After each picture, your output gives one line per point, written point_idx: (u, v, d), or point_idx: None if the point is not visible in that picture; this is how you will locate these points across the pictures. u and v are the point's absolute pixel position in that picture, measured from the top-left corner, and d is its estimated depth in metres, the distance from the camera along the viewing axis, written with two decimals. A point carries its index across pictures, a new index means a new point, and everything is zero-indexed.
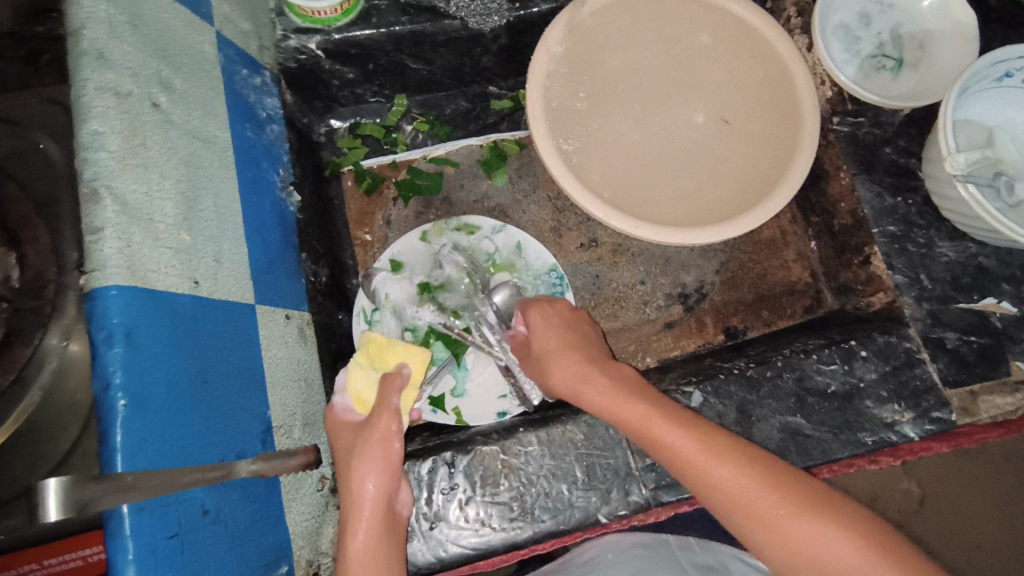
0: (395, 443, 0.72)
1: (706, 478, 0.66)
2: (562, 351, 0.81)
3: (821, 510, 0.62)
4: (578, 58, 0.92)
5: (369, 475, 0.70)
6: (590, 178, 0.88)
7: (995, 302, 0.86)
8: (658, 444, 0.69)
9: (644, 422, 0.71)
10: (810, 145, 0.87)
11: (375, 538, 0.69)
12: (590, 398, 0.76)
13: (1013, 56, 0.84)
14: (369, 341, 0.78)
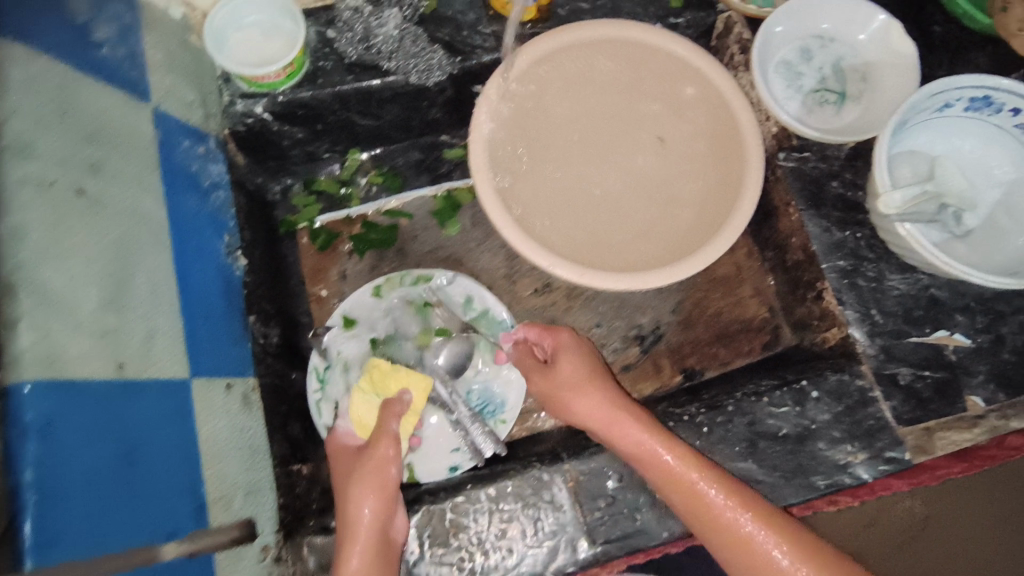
0: (392, 467, 0.78)
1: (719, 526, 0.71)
2: (583, 380, 0.82)
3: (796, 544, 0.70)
4: (522, 110, 0.92)
5: (366, 500, 0.75)
6: (537, 231, 0.88)
7: (948, 334, 0.85)
8: (673, 486, 0.73)
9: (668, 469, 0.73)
10: (754, 186, 0.87)
11: (369, 562, 0.71)
12: (617, 432, 0.77)
13: (952, 87, 0.83)
14: (374, 369, 0.87)
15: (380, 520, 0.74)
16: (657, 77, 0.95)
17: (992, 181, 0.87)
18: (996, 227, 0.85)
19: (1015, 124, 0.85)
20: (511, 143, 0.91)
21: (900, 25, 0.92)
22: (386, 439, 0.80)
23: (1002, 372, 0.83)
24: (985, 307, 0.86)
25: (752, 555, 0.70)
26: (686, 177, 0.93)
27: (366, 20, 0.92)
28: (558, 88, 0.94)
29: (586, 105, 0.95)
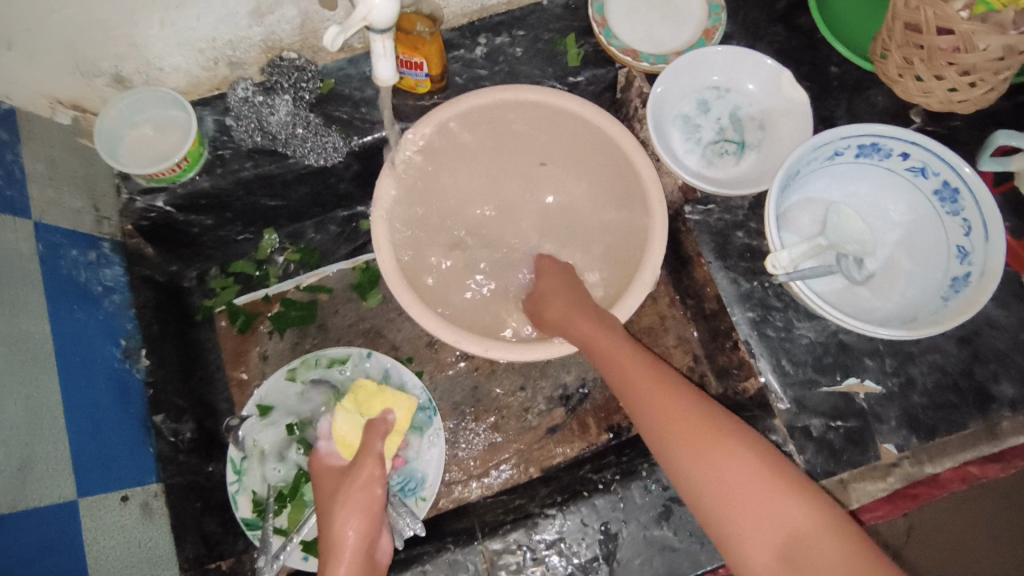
0: (379, 487, 0.78)
1: (647, 399, 0.71)
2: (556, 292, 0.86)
3: (724, 421, 0.67)
4: (420, 187, 0.92)
5: (352, 520, 0.74)
6: (449, 308, 0.90)
7: (858, 381, 0.85)
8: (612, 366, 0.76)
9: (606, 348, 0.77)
10: (658, 249, 0.84)
11: None
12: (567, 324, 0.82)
13: (836, 138, 0.83)
14: (359, 389, 0.88)
15: (368, 538, 0.74)
16: (556, 133, 0.93)
17: (890, 223, 0.88)
18: (895, 268, 0.86)
19: (907, 167, 0.85)
20: (413, 221, 0.91)
21: (790, 73, 0.93)
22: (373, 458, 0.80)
23: (913, 416, 0.83)
24: (894, 349, 0.86)
25: (681, 435, 0.67)
26: (592, 233, 0.96)
27: (258, 109, 0.92)
28: (457, 158, 0.94)
29: (488, 168, 0.97)
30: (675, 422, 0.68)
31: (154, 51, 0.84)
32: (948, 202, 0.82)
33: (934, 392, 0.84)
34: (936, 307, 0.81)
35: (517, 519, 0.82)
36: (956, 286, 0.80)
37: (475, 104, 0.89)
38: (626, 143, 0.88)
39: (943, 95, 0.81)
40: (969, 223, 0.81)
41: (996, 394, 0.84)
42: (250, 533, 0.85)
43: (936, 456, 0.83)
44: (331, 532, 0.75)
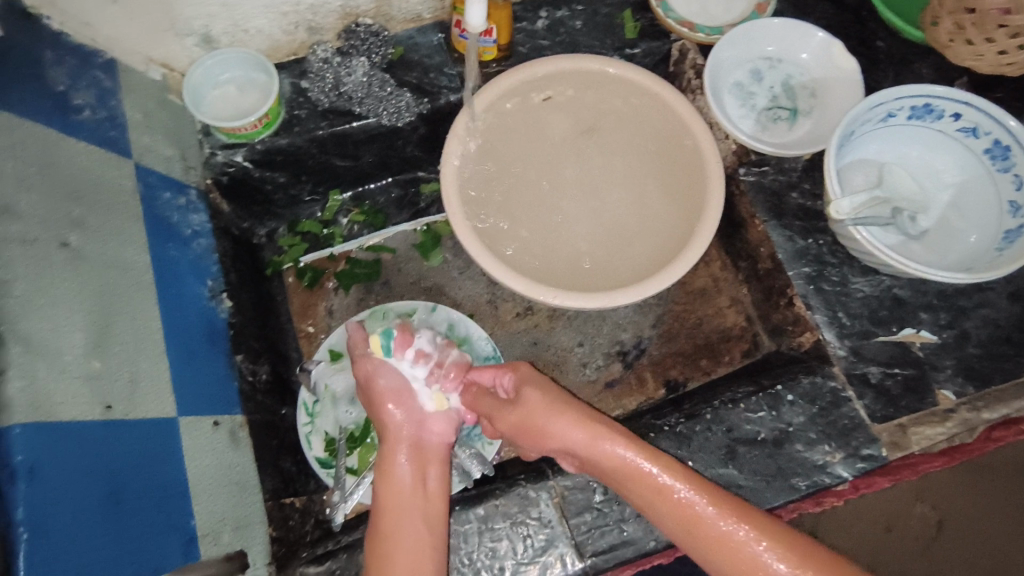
0: (381, 379, 0.80)
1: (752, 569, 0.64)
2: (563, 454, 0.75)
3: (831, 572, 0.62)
4: (488, 145, 0.95)
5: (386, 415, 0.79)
6: (514, 263, 0.93)
7: (914, 331, 0.87)
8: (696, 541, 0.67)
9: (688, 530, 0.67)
10: (718, 200, 0.88)
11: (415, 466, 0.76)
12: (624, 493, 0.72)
13: (890, 98, 0.88)
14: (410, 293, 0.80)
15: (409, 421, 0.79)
16: (624, 107, 0.98)
17: (943, 183, 0.91)
18: (948, 226, 0.89)
19: (958, 128, 0.89)
20: (481, 176, 0.95)
21: (841, 43, 0.98)
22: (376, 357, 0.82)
23: (969, 365, 0.86)
24: (948, 303, 0.88)
25: None
26: (646, 199, 0.97)
27: (336, 69, 0.97)
28: (526, 121, 0.98)
29: (554, 135, 0.99)
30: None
31: (242, 13, 0.89)
32: (999, 159, 0.86)
33: (988, 344, 0.87)
34: (991, 257, 0.84)
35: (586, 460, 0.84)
36: (1010, 237, 0.84)
37: (550, 72, 0.95)
38: (683, 108, 0.93)
39: (994, 58, 0.85)
40: (1021, 178, 0.84)
41: None
42: (323, 472, 0.88)
43: (992, 403, 0.85)
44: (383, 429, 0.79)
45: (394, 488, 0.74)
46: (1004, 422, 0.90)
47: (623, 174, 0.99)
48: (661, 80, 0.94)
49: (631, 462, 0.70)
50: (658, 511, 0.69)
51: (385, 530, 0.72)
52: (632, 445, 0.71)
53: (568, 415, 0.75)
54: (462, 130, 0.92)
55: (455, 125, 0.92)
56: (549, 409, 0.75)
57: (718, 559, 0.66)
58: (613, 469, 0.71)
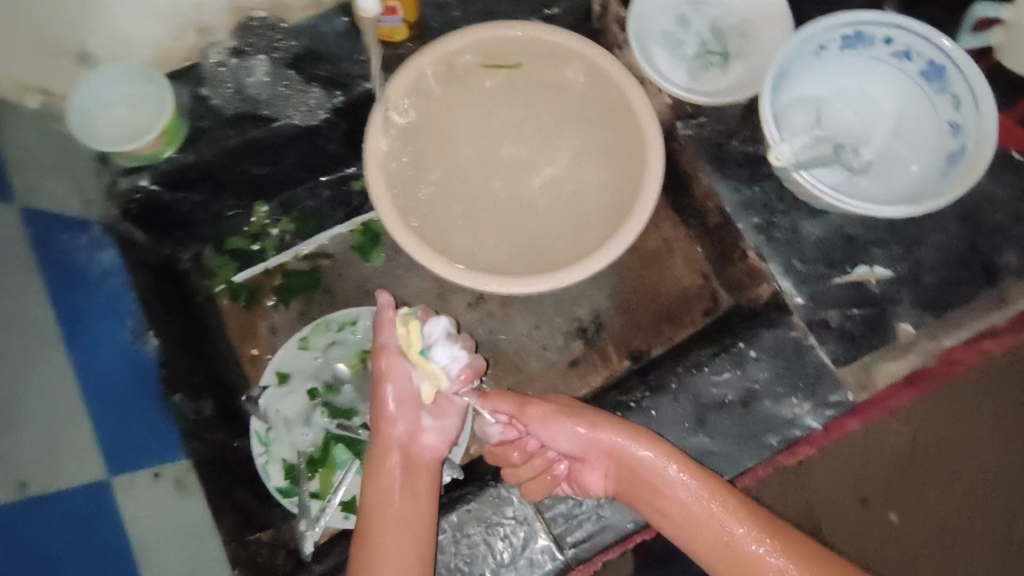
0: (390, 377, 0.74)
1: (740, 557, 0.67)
2: (596, 452, 0.74)
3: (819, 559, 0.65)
4: (414, 131, 0.89)
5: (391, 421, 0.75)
6: (462, 255, 0.89)
7: (868, 269, 0.86)
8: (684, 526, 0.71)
9: (687, 517, 0.70)
10: (657, 158, 0.85)
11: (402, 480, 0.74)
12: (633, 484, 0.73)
13: (820, 30, 0.84)
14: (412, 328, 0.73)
15: (407, 432, 0.75)
16: (553, 73, 0.91)
17: (884, 112, 0.88)
18: (894, 155, 0.87)
19: (892, 53, 0.85)
20: (411, 167, 0.89)
21: None
22: (393, 357, 0.74)
23: (925, 296, 0.84)
24: (899, 235, 0.87)
25: None
26: (587, 166, 0.92)
27: (235, 72, 0.89)
28: (451, 103, 0.91)
29: (483, 112, 0.93)
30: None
31: (118, 23, 0.81)
32: (935, 81, 0.84)
33: (942, 271, 0.85)
34: (936, 182, 0.82)
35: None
36: (953, 161, 0.81)
37: (469, 47, 0.89)
38: (613, 65, 0.88)
39: None
40: (958, 98, 0.82)
41: (1001, 264, 0.85)
42: (285, 501, 0.84)
43: (950, 329, 0.84)
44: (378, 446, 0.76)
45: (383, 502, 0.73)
46: (965, 344, 0.90)
47: (562, 142, 0.93)
48: (585, 40, 0.88)
49: (671, 474, 0.71)
50: (682, 520, 0.71)
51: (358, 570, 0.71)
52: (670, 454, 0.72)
53: (601, 423, 0.74)
54: (384, 118, 0.86)
55: (375, 117, 0.86)
56: (574, 412, 0.75)
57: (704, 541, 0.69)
58: (648, 474, 0.72)
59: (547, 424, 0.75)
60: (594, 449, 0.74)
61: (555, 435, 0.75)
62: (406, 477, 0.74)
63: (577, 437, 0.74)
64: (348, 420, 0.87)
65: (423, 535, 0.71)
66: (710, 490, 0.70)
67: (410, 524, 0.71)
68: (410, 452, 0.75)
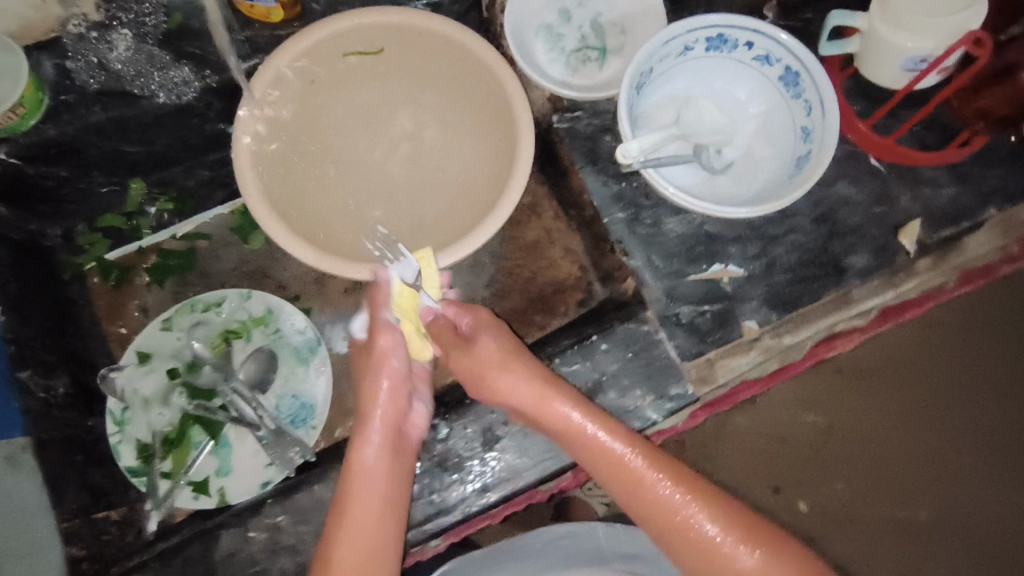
0: (393, 356, 0.79)
1: (678, 520, 0.69)
2: (530, 404, 0.76)
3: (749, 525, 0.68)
4: (286, 115, 0.88)
5: (379, 387, 0.78)
6: (327, 242, 0.87)
7: (722, 267, 0.88)
8: (632, 490, 0.72)
9: (625, 475, 0.72)
10: (527, 151, 0.83)
11: (387, 457, 0.76)
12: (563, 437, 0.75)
13: (683, 31, 0.84)
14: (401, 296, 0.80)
15: (396, 411, 0.78)
16: (430, 63, 0.90)
17: (748, 114, 0.90)
18: (754, 157, 0.89)
19: (754, 57, 0.87)
20: (282, 151, 0.88)
21: None
22: (385, 330, 0.80)
23: (776, 294, 0.87)
24: (756, 234, 0.89)
25: (706, 550, 0.67)
26: (464, 157, 0.93)
27: (94, 46, 0.86)
28: (325, 87, 0.90)
29: (361, 98, 0.93)
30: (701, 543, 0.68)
31: None
32: (792, 87, 0.85)
33: (798, 268, 0.87)
34: (784, 185, 0.84)
35: (461, 406, 0.85)
36: (801, 164, 0.84)
37: (343, 30, 0.86)
38: (489, 56, 0.86)
39: None
40: (811, 104, 0.84)
41: (848, 266, 0.87)
42: (135, 480, 0.84)
43: (795, 328, 0.87)
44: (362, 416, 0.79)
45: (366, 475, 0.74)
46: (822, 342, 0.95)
47: (442, 130, 0.94)
48: (463, 28, 0.86)
49: (564, 414, 0.74)
50: (630, 494, 0.72)
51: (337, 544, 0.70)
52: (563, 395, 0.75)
53: (506, 364, 0.77)
54: (251, 103, 0.84)
55: (242, 104, 0.84)
56: (494, 345, 0.78)
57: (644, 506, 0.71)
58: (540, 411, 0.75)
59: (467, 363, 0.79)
60: (526, 405, 0.76)
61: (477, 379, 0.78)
62: (395, 453, 0.77)
63: (526, 391, 0.75)
64: (206, 400, 0.88)
65: (399, 513, 0.74)
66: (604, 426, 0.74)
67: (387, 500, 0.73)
68: (400, 430, 0.78)
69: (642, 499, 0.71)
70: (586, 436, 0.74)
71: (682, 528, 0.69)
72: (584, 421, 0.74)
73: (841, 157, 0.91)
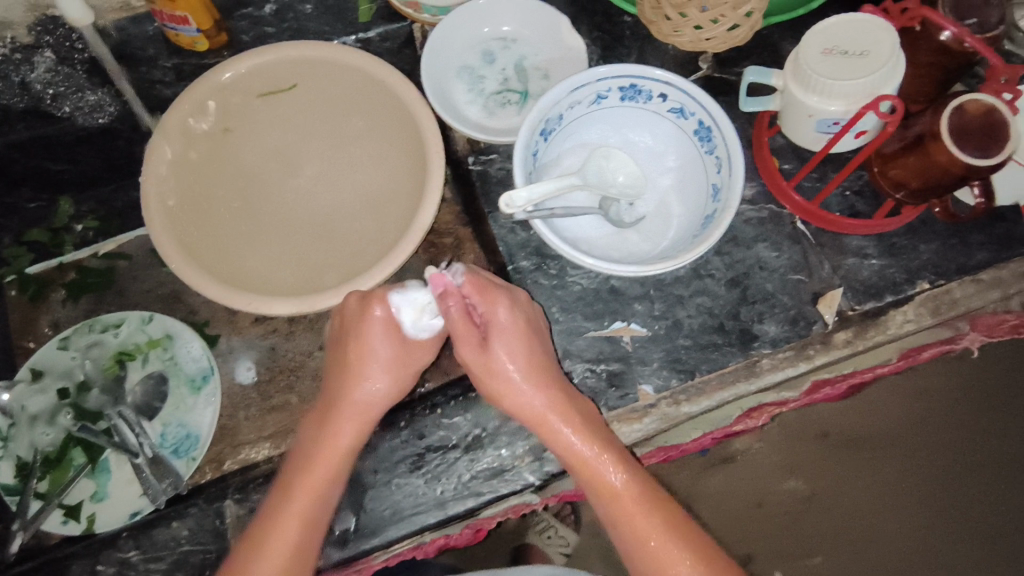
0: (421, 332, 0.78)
1: (627, 519, 0.73)
2: (543, 393, 0.74)
3: (679, 530, 0.73)
4: (204, 142, 0.88)
5: (378, 371, 0.77)
6: (235, 268, 0.85)
7: (624, 325, 0.84)
8: (593, 482, 0.74)
9: (594, 471, 0.73)
10: (434, 188, 0.81)
11: (357, 431, 0.76)
12: (549, 430, 0.74)
13: (597, 79, 0.80)
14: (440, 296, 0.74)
15: (386, 391, 0.77)
16: (351, 95, 0.91)
17: (664, 167, 0.87)
18: (666, 210, 0.86)
19: (669, 109, 0.83)
20: (198, 177, 0.87)
21: (568, 20, 0.93)
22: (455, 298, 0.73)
23: (675, 357, 0.82)
24: (663, 293, 0.85)
25: (646, 543, 0.72)
26: (380, 189, 0.91)
27: (11, 66, 0.86)
28: (245, 116, 0.91)
29: (282, 128, 0.93)
30: (645, 537, 0.72)
31: None
32: (705, 142, 0.81)
33: (698, 333, 0.83)
34: (690, 240, 0.80)
35: None
36: (708, 221, 0.79)
37: (269, 60, 0.88)
38: (409, 92, 0.85)
39: (692, 33, 0.79)
40: (721, 161, 0.80)
41: (758, 333, 0.83)
42: (7, 498, 0.83)
43: (693, 396, 0.82)
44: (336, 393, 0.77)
45: (335, 439, 0.75)
46: (741, 413, 0.88)
47: (359, 163, 0.93)
48: (383, 63, 0.86)
49: (568, 435, 0.73)
50: (590, 485, 0.74)
51: (280, 519, 0.71)
52: (575, 421, 0.74)
53: (535, 381, 0.74)
54: (170, 130, 0.84)
55: (162, 135, 0.83)
56: (517, 355, 0.74)
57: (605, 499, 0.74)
58: (548, 434, 0.74)
59: (492, 366, 0.74)
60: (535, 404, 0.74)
61: (492, 386, 0.75)
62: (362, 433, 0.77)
63: (537, 394, 0.74)
64: (93, 422, 0.88)
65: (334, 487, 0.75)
66: (609, 460, 0.73)
67: (329, 478, 0.74)
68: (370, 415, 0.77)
69: (626, 532, 0.73)
70: (567, 435, 0.73)
71: (630, 523, 0.73)
72: (590, 452, 0.73)
73: (764, 219, 0.87)
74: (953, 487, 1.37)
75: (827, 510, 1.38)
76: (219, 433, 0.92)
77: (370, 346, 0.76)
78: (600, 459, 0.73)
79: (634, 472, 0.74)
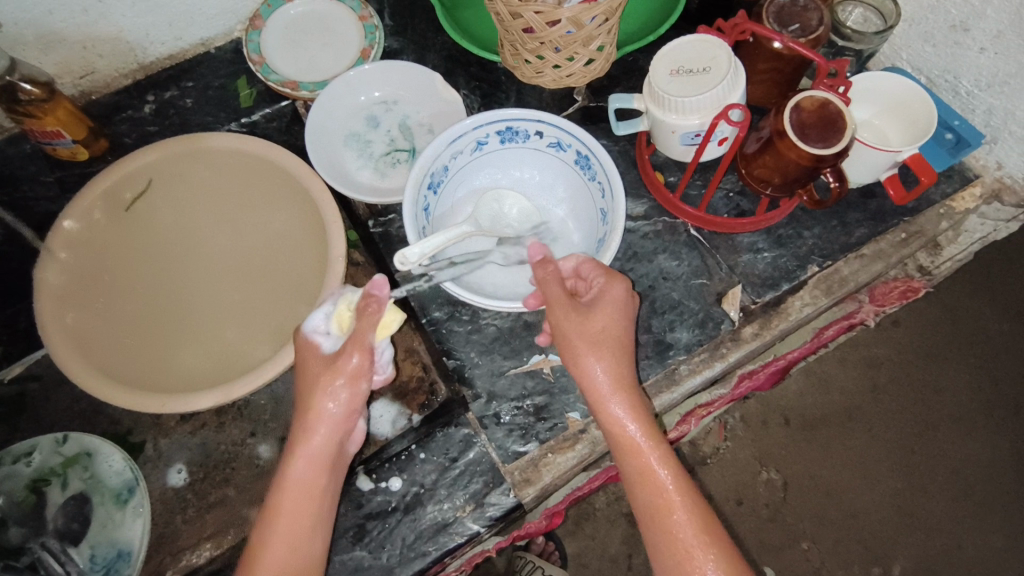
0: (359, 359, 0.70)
1: (664, 512, 0.67)
2: (613, 362, 0.70)
3: (714, 533, 0.66)
4: (99, 250, 0.87)
5: (332, 409, 0.70)
6: (149, 370, 0.83)
7: (542, 356, 0.85)
8: (637, 466, 0.69)
9: (640, 453, 0.69)
10: (335, 255, 0.81)
11: (320, 476, 0.71)
12: (605, 405, 0.70)
13: (472, 128, 0.84)
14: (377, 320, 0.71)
15: (341, 424, 0.72)
16: (245, 176, 0.91)
17: (557, 198, 0.90)
18: (565, 239, 0.89)
19: (547, 144, 0.87)
20: (97, 286, 0.86)
21: (441, 75, 0.97)
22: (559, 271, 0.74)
23: None
24: None
25: (671, 539, 0.66)
26: (290, 262, 0.91)
27: None
28: (146, 218, 0.92)
29: (185, 222, 0.95)
30: (677, 532, 0.66)
31: None
32: (585, 169, 0.85)
33: None
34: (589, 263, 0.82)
35: None
36: (601, 244, 0.82)
37: (152, 160, 0.88)
38: (299, 169, 0.86)
39: (553, 73, 0.85)
40: (603, 185, 0.83)
41: (672, 341, 0.86)
42: None
43: None
44: (305, 412, 0.71)
45: (289, 486, 0.70)
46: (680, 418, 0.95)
47: (265, 241, 0.94)
48: (266, 142, 0.87)
49: (623, 411, 0.69)
50: (630, 469, 0.69)
51: (261, 545, 0.68)
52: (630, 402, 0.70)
53: (608, 356, 0.70)
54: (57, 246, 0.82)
55: (47, 252, 0.82)
56: (608, 320, 0.71)
57: (644, 485, 0.68)
58: (601, 409, 0.70)
59: (574, 333, 0.71)
60: (600, 380, 0.70)
61: (569, 353, 0.71)
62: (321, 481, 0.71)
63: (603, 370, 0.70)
64: (14, 560, 0.83)
65: (309, 545, 0.69)
66: (656, 450, 0.69)
67: (292, 542, 0.68)
68: (336, 450, 0.72)
69: (661, 530, 0.67)
70: (615, 410, 0.70)
71: (657, 513, 0.67)
72: (641, 437, 0.69)
73: (660, 231, 0.91)
74: (927, 446, 1.32)
75: (807, 494, 1.32)
76: (157, 542, 0.86)
77: (314, 385, 0.71)
78: (648, 446, 0.69)
79: (679, 471, 0.69)
